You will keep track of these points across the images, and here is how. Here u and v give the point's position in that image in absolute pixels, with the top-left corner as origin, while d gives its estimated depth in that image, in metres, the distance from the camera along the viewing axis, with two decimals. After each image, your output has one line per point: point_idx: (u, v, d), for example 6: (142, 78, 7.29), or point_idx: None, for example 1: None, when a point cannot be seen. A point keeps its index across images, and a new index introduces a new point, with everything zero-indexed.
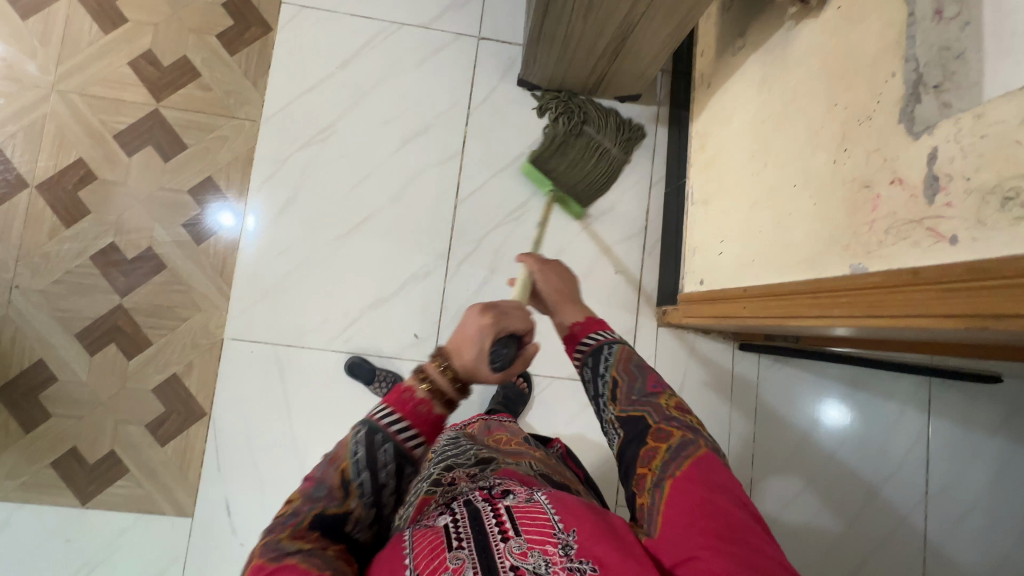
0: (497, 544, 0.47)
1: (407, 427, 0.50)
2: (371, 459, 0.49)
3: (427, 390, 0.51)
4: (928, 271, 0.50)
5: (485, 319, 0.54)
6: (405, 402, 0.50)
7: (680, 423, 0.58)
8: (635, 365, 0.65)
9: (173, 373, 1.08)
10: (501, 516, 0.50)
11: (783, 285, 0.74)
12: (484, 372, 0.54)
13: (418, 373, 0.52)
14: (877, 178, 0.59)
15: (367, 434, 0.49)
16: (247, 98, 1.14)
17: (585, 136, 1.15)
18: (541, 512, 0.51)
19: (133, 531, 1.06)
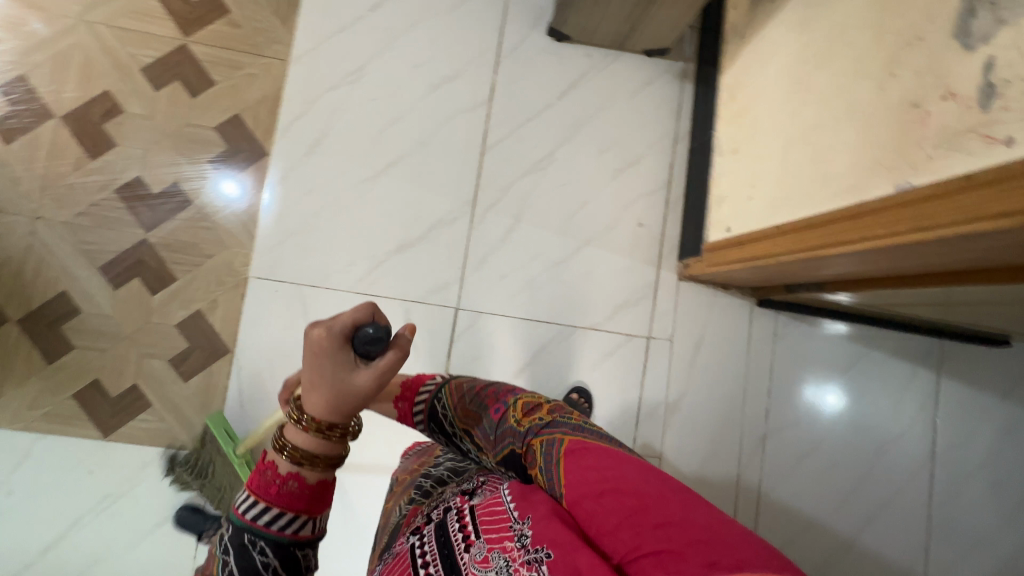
0: (462, 557, 0.53)
1: (278, 515, 0.46)
2: (247, 566, 0.46)
3: (289, 460, 0.47)
4: (982, 173, 0.52)
5: (319, 329, 0.47)
6: (268, 485, 0.47)
7: (534, 431, 0.62)
8: (474, 402, 0.71)
9: (197, 310, 1.08)
10: (466, 525, 0.57)
11: (820, 215, 0.76)
12: (351, 387, 0.46)
13: (275, 445, 0.47)
14: (928, 96, 0.60)
15: (237, 538, 0.46)
16: (276, 37, 1.13)
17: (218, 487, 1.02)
18: (500, 507, 0.56)
19: (155, 465, 1.06)
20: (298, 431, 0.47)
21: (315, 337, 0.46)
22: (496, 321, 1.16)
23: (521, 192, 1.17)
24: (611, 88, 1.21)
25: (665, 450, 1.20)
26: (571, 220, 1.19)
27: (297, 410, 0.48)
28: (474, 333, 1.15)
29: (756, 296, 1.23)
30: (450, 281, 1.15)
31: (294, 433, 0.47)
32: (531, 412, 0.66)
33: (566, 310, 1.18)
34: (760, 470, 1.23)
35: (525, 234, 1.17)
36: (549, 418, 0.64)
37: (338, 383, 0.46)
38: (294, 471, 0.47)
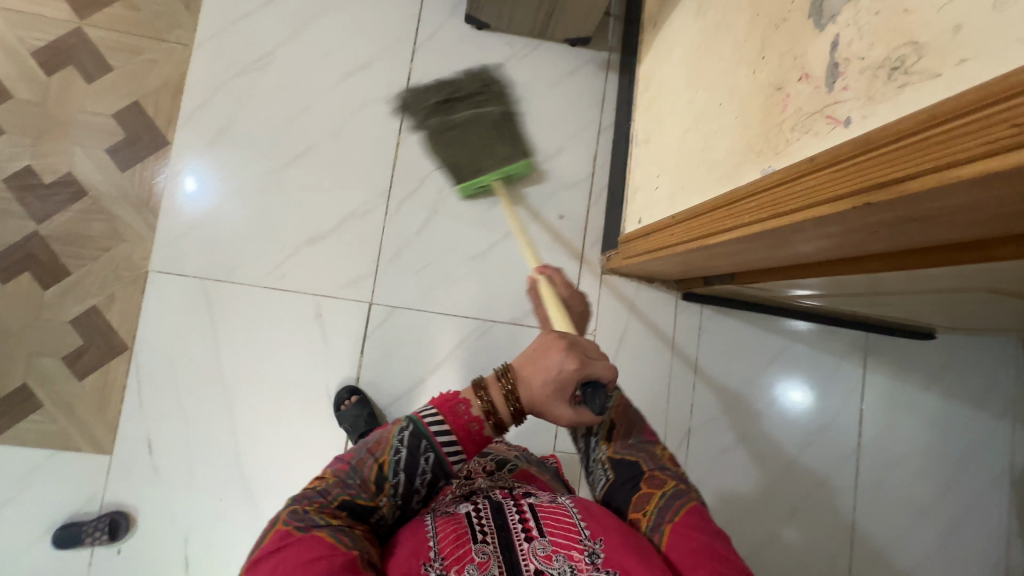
0: (521, 544, 0.55)
1: (452, 440, 0.54)
2: (412, 464, 0.54)
3: (483, 408, 0.55)
4: (820, 156, 0.50)
5: (570, 362, 0.57)
6: (457, 415, 0.55)
7: (672, 474, 0.63)
8: (632, 408, 0.70)
9: (93, 305, 1.04)
10: (526, 518, 0.58)
11: (703, 203, 0.74)
12: (554, 411, 0.57)
13: (477, 388, 0.56)
14: (788, 78, 0.58)
15: (414, 435, 0.54)
16: (178, 21, 1.09)
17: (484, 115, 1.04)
18: (567, 518, 0.58)
19: (46, 468, 1.00)
20: (499, 390, 0.56)
21: (569, 365, 0.57)
22: (411, 315, 1.13)
23: (439, 183, 1.15)
24: (533, 77, 1.19)
25: None
26: (492, 212, 1.16)
27: (512, 380, 0.57)
28: (388, 328, 1.12)
29: (681, 290, 1.22)
30: (364, 275, 1.11)
31: (498, 395, 0.56)
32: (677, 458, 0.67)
33: (486, 303, 1.15)
34: (685, 465, 1.22)
35: (443, 226, 1.14)
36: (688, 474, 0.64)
37: (549, 402, 0.57)
38: (484, 418, 0.55)
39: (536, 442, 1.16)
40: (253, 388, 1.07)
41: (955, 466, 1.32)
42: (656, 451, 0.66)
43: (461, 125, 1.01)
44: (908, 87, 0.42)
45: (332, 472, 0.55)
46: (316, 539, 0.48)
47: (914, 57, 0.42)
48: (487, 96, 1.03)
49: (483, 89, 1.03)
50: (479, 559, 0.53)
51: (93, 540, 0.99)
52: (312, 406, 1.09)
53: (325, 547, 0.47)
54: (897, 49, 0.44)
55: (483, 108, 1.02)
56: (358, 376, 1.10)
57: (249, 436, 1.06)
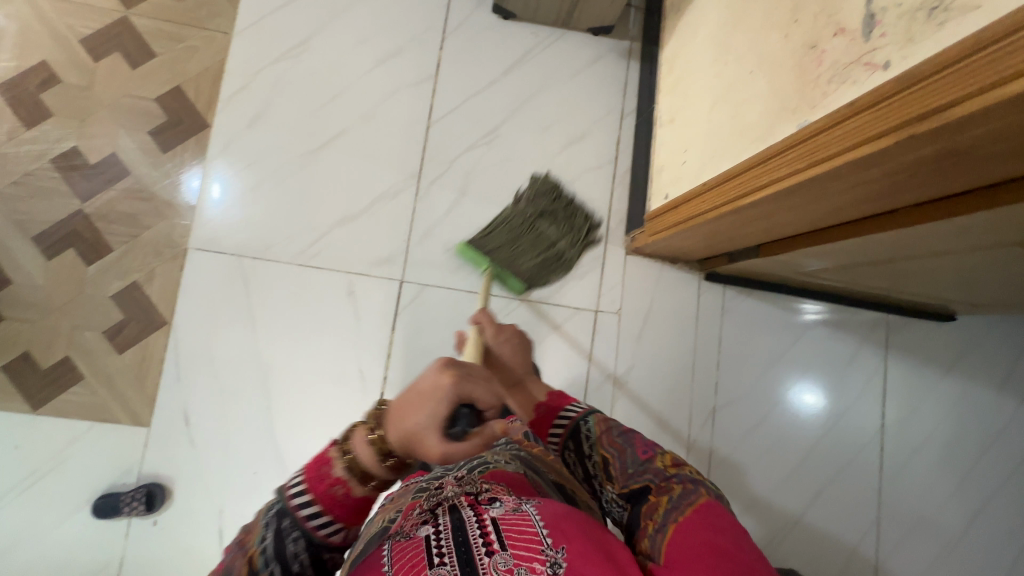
0: (482, 559, 0.47)
1: (317, 512, 0.51)
2: (280, 549, 0.50)
3: (346, 465, 0.51)
4: (862, 97, 0.53)
5: (442, 378, 0.50)
6: (322, 478, 0.52)
7: (679, 479, 0.65)
8: (621, 437, 0.77)
9: (134, 281, 1.07)
10: (488, 530, 0.50)
11: (737, 166, 0.77)
12: (424, 445, 0.49)
13: (344, 443, 0.52)
14: (823, 36, 0.61)
15: (276, 519, 0.51)
16: (219, 11, 1.13)
17: (538, 230, 1.09)
18: (531, 528, 0.51)
19: (86, 440, 1.03)
20: (363, 439, 0.52)
21: (441, 382, 0.50)
22: (441, 293, 1.15)
23: (467, 166, 1.18)
24: (557, 65, 1.23)
25: None
26: (518, 194, 1.19)
27: (378, 423, 0.52)
28: (418, 306, 1.14)
29: (704, 270, 1.24)
30: (395, 254, 1.14)
31: (363, 444, 0.51)
32: (680, 463, 0.70)
33: None
34: (709, 444, 1.23)
35: (470, 208, 1.17)
36: (698, 476, 0.67)
37: (417, 437, 0.49)
38: (347, 476, 0.51)
39: None
40: (287, 363, 1.09)
41: (977, 449, 1.32)
42: (656, 462, 0.70)
43: (503, 230, 1.09)
44: (948, 23, 0.45)
45: None
46: None
47: None
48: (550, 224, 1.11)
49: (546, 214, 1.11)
50: None
51: (131, 510, 1.00)
52: (344, 381, 1.11)
53: None
54: None
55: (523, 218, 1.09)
56: (389, 353, 1.12)
57: (283, 409, 1.08)
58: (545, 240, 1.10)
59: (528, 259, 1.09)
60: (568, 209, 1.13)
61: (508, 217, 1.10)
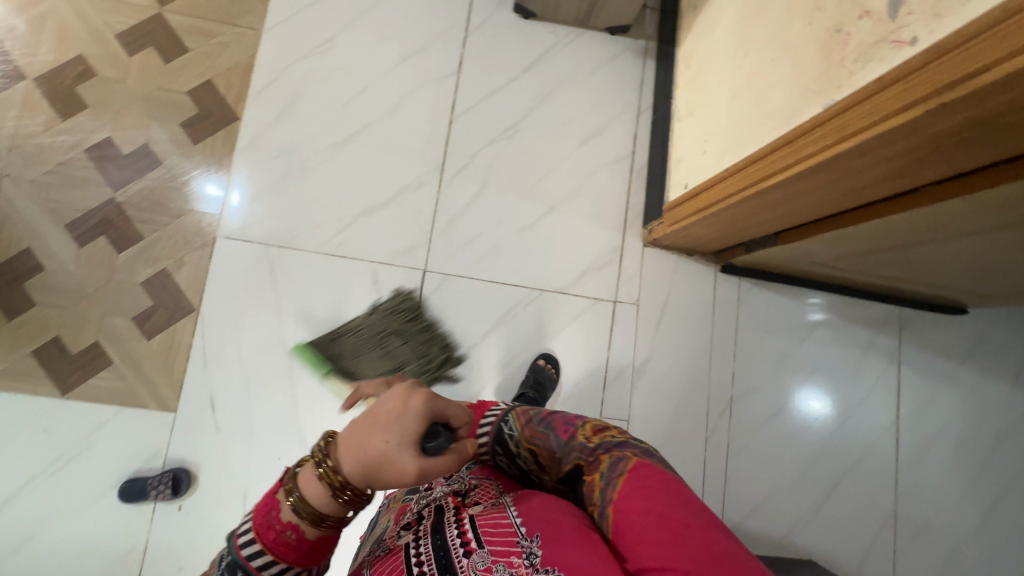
0: (460, 561, 0.48)
1: (270, 562, 0.43)
2: None
3: (293, 508, 0.44)
4: (890, 72, 0.56)
5: (407, 392, 0.47)
6: (269, 526, 0.44)
7: (605, 449, 0.58)
8: (540, 424, 0.65)
9: (163, 268, 1.09)
10: (465, 531, 0.52)
11: (761, 149, 0.79)
12: (391, 468, 0.44)
13: (286, 485, 0.45)
14: (848, 19, 0.64)
15: (229, 569, 0.44)
16: (250, 8, 1.17)
17: (392, 346, 1.10)
18: (505, 520, 0.52)
19: (113, 424, 1.04)
20: (312, 476, 0.45)
21: (406, 398, 0.46)
22: (463, 283, 1.17)
23: (488, 159, 1.21)
24: (575, 62, 1.26)
25: (632, 413, 1.21)
26: (538, 187, 1.22)
27: (327, 456, 0.46)
28: (441, 295, 1.16)
29: (720, 263, 1.27)
30: (419, 244, 1.16)
31: (311, 482, 0.45)
32: (602, 428, 0.62)
33: (532, 273, 1.20)
34: (726, 435, 1.24)
35: (491, 200, 1.20)
36: (622, 436, 0.59)
37: (386, 458, 0.44)
38: (298, 519, 0.44)
39: (581, 410, 1.18)
40: (312, 351, 1.11)
41: (991, 442, 1.33)
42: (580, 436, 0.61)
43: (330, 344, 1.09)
44: None
45: None
46: None
47: None
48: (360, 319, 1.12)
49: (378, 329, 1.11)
50: None
51: (158, 494, 1.01)
52: None
53: None
54: None
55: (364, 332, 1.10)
56: None
57: (307, 396, 1.09)
58: (368, 356, 1.09)
59: (371, 359, 1.09)
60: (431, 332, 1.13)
61: (381, 322, 1.11)
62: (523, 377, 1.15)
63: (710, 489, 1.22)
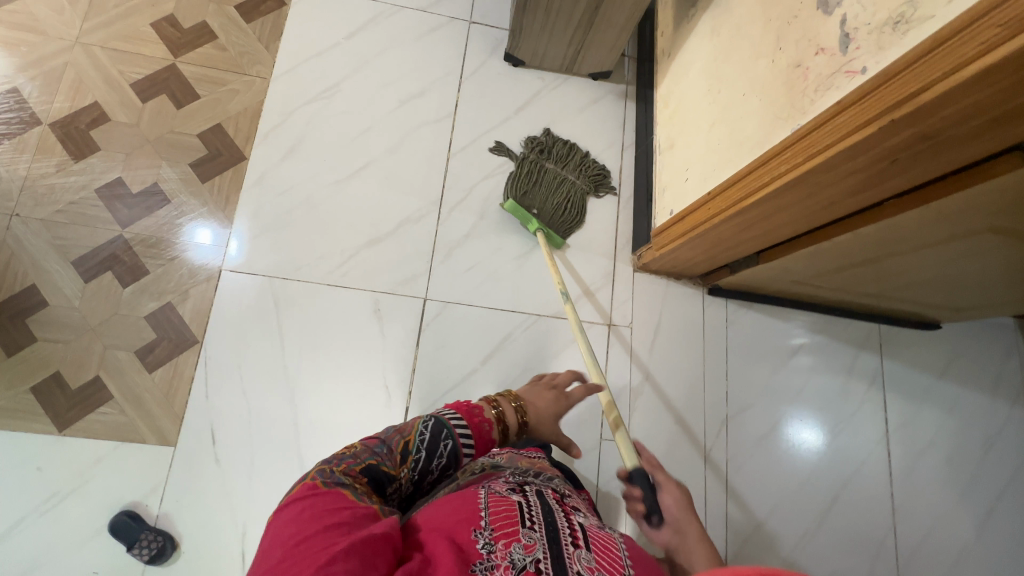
0: (568, 547, 0.55)
1: (467, 431, 0.70)
2: (433, 444, 0.67)
3: (493, 413, 0.75)
4: (846, 98, 0.64)
5: (555, 394, 0.89)
6: (473, 414, 0.72)
7: None
8: None
9: (167, 302, 1.10)
10: (574, 529, 0.59)
11: (737, 173, 0.87)
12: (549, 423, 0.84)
13: (491, 403, 0.77)
14: (806, 56, 0.73)
15: (436, 425, 0.68)
16: (259, 59, 1.26)
17: (537, 189, 1.25)
18: (615, 551, 0.58)
19: (111, 460, 1.02)
20: (508, 407, 0.78)
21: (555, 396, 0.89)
22: (463, 310, 1.21)
23: (483, 193, 1.27)
24: (562, 104, 1.37)
25: (632, 433, 1.23)
26: None
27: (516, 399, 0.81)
28: (441, 322, 1.19)
29: (707, 285, 1.33)
30: (419, 273, 1.21)
31: (507, 408, 0.78)
32: None
33: (529, 299, 1.24)
34: (724, 453, 1.26)
35: (488, 231, 1.26)
36: None
37: (545, 420, 0.83)
38: (494, 420, 0.73)
39: (583, 432, 1.20)
40: (314, 381, 1.12)
41: (979, 450, 1.37)
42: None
43: (538, 167, 1.28)
44: (910, 31, 0.56)
45: (362, 444, 0.66)
46: (340, 493, 0.56)
47: (911, 11, 0.56)
48: (572, 173, 1.30)
49: (573, 193, 1.28)
50: (526, 541, 0.54)
51: (138, 555, 0.97)
52: (370, 396, 1.13)
53: (348, 501, 0.55)
54: (897, 9, 0.58)
55: (574, 197, 1.28)
56: (413, 366, 1.16)
57: (309, 424, 1.10)
58: (542, 196, 1.25)
59: (526, 165, 1.28)
60: (552, 179, 1.28)
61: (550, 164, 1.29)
62: None
63: (713, 506, 1.23)
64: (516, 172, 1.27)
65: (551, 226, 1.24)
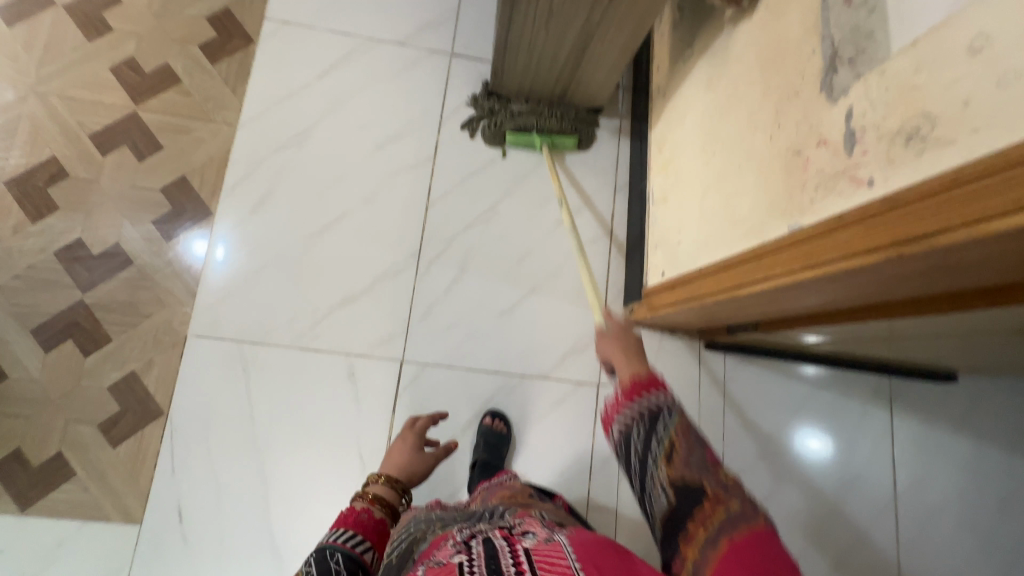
0: None
1: (355, 536, 0.61)
2: (325, 568, 0.57)
3: (363, 500, 0.67)
4: (850, 213, 0.55)
5: (405, 432, 0.84)
6: (348, 516, 0.64)
7: (738, 500, 0.49)
8: None
9: (131, 371, 1.06)
10: (519, 559, 0.50)
11: (730, 257, 0.79)
12: (423, 462, 0.79)
13: (359, 496, 0.68)
14: (807, 143, 0.64)
15: (319, 552, 0.59)
16: (226, 103, 1.18)
17: (529, 114, 1.21)
18: (562, 557, 0.50)
19: (75, 540, 0.99)
20: (380, 487, 0.71)
21: (407, 431, 0.84)
22: (442, 372, 1.14)
23: (465, 244, 1.20)
24: None
25: (621, 501, 1.14)
26: (517, 269, 1.20)
27: (377, 475, 0.72)
28: (420, 386, 1.13)
29: (704, 339, 1.25)
30: (396, 333, 1.14)
31: (379, 487, 0.70)
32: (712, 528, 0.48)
33: (512, 358, 1.17)
34: None
35: (469, 285, 1.18)
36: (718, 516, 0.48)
37: (417, 463, 0.78)
38: (368, 504, 0.66)
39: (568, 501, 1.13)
40: (286, 452, 1.07)
41: (993, 511, 1.28)
42: (732, 487, 0.51)
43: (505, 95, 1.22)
44: (926, 152, 0.47)
45: None
46: None
47: (928, 127, 0.47)
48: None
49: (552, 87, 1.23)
50: None
51: None
52: (345, 467, 1.08)
53: None
54: (911, 120, 0.49)
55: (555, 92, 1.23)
56: (389, 436, 1.10)
57: (279, 499, 1.05)
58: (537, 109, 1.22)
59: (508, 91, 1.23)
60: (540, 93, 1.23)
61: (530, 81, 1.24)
62: (475, 443, 1.12)
63: None
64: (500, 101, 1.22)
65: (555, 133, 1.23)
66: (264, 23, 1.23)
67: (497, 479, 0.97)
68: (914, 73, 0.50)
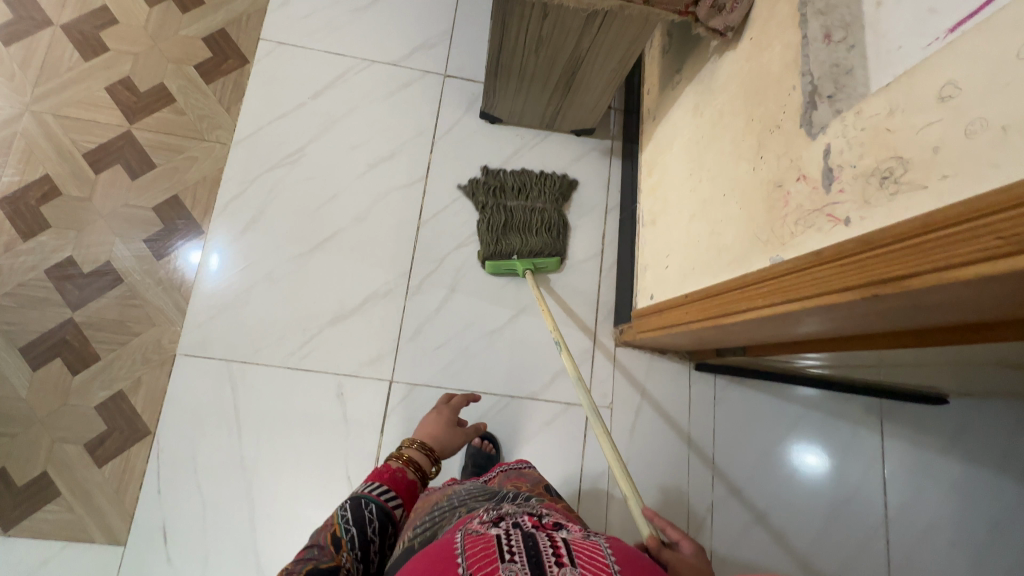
0: (551, 566, 0.42)
1: (388, 490, 0.64)
2: (359, 517, 0.60)
3: (399, 460, 0.70)
4: (827, 250, 0.55)
5: (440, 408, 0.88)
6: (384, 472, 0.67)
7: None
8: None
9: (118, 390, 1.05)
10: (558, 546, 0.45)
11: (715, 286, 0.79)
12: (456, 437, 0.83)
13: (397, 455, 0.71)
14: (787, 177, 0.65)
15: (354, 502, 0.61)
16: (220, 123, 1.19)
17: (510, 239, 1.17)
18: (601, 555, 0.44)
19: (58, 561, 0.98)
20: (414, 451, 0.74)
21: (441, 408, 0.88)
22: (431, 392, 1.14)
23: (456, 263, 1.20)
24: (544, 163, 1.28)
25: (610, 524, 1.13)
26: (507, 289, 1.21)
27: (414, 441, 0.76)
28: (408, 406, 1.12)
29: (694, 360, 1.25)
30: (385, 353, 1.14)
31: (414, 453, 0.73)
32: None
33: (501, 379, 1.17)
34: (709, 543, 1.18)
35: (460, 305, 1.19)
36: None
37: (452, 438, 0.82)
38: (404, 464, 0.69)
39: None
40: (273, 472, 1.07)
41: (985, 536, 1.28)
42: None
43: (501, 208, 1.19)
44: (899, 194, 0.48)
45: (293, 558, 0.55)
46: None
47: (901, 169, 0.48)
48: (538, 199, 1.22)
49: (547, 219, 1.20)
50: None
51: None
52: (331, 488, 1.07)
53: None
54: (885, 161, 0.50)
55: (548, 220, 1.20)
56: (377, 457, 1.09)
57: (265, 519, 1.04)
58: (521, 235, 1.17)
59: (493, 212, 1.18)
60: (525, 219, 1.19)
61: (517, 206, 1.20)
62: (463, 463, 1.12)
63: None
64: (483, 221, 1.18)
65: (537, 258, 1.17)
66: (259, 44, 1.24)
67: (516, 464, 0.95)
68: (888, 116, 0.50)
